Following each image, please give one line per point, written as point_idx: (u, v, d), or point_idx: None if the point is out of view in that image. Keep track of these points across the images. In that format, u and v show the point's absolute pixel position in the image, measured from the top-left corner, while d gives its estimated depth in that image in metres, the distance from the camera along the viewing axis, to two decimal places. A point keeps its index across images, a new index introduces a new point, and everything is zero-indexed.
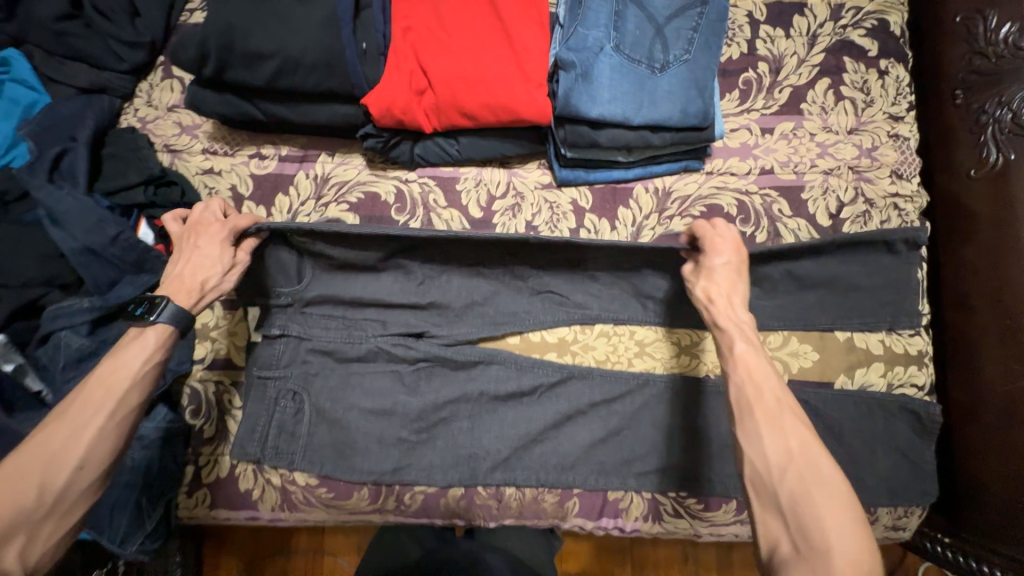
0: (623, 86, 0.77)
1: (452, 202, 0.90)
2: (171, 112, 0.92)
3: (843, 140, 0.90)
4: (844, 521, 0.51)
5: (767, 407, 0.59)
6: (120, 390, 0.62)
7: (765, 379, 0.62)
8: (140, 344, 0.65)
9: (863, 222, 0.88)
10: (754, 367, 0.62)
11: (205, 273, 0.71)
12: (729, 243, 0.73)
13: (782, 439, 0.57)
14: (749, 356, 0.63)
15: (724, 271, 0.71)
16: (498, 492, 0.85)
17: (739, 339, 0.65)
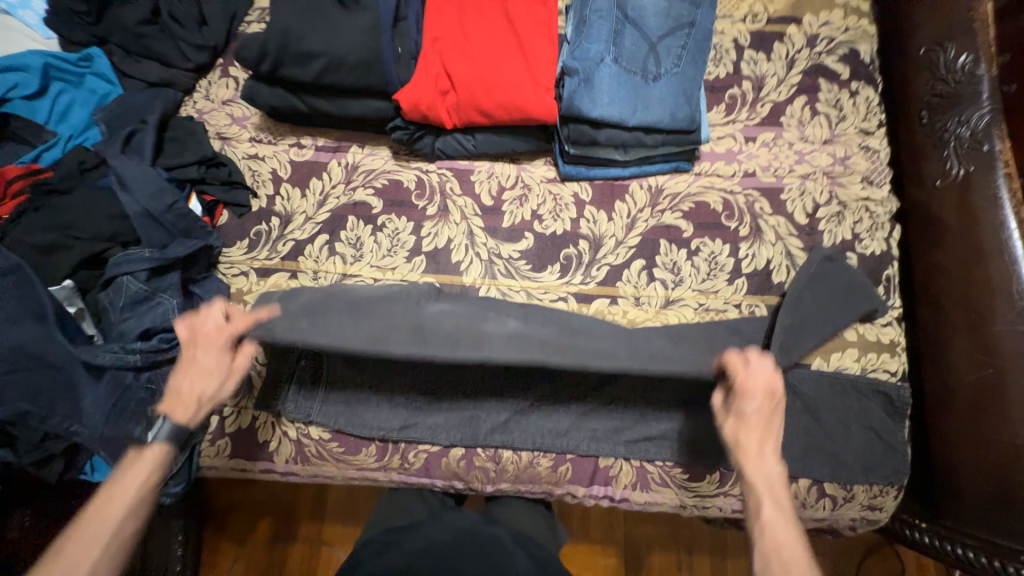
0: (620, 92, 0.89)
1: (466, 190, 1.01)
2: (224, 105, 1.05)
3: (818, 150, 1.01)
4: None
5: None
6: (121, 515, 0.70)
7: (795, 560, 0.67)
8: (142, 465, 0.74)
9: (837, 222, 0.97)
10: (777, 532, 0.70)
11: (204, 385, 0.79)
12: (763, 385, 0.77)
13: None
14: (777, 524, 0.70)
15: (757, 416, 0.76)
16: (496, 456, 0.91)
17: (768, 503, 0.72)
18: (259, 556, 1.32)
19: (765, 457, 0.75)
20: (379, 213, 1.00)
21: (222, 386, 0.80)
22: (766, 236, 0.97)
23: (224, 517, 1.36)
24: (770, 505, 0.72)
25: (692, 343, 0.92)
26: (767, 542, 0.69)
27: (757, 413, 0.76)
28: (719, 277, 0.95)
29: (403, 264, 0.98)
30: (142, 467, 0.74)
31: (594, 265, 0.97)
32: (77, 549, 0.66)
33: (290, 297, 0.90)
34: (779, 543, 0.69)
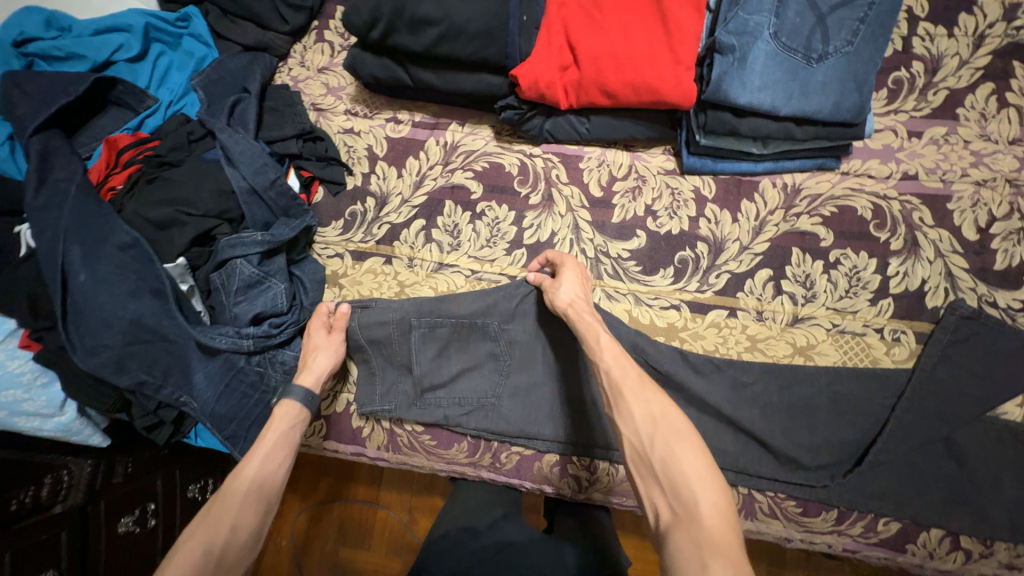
0: (775, 75, 0.76)
1: (573, 178, 0.92)
2: (320, 73, 1.00)
3: (1002, 151, 0.84)
4: (708, 476, 0.57)
5: (635, 387, 0.65)
6: (268, 458, 0.75)
7: (629, 363, 0.68)
8: (276, 420, 0.79)
9: (1016, 241, 0.82)
10: (615, 352, 0.69)
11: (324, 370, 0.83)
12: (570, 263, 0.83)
13: (646, 407, 0.63)
14: (613, 349, 0.70)
15: (574, 277, 0.81)
16: (591, 466, 0.87)
17: (601, 330, 0.72)
18: (321, 513, 1.25)
19: (588, 310, 0.77)
20: (478, 199, 0.94)
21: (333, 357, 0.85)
22: (924, 251, 0.83)
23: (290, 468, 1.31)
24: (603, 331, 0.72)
25: (821, 367, 0.83)
26: (614, 362, 0.68)
27: (568, 285, 0.79)
28: (860, 295, 0.84)
29: (502, 257, 0.92)
30: (282, 418, 0.80)
31: (713, 271, 0.88)
32: (238, 484, 0.72)
33: (369, 326, 0.87)
34: (618, 358, 0.68)
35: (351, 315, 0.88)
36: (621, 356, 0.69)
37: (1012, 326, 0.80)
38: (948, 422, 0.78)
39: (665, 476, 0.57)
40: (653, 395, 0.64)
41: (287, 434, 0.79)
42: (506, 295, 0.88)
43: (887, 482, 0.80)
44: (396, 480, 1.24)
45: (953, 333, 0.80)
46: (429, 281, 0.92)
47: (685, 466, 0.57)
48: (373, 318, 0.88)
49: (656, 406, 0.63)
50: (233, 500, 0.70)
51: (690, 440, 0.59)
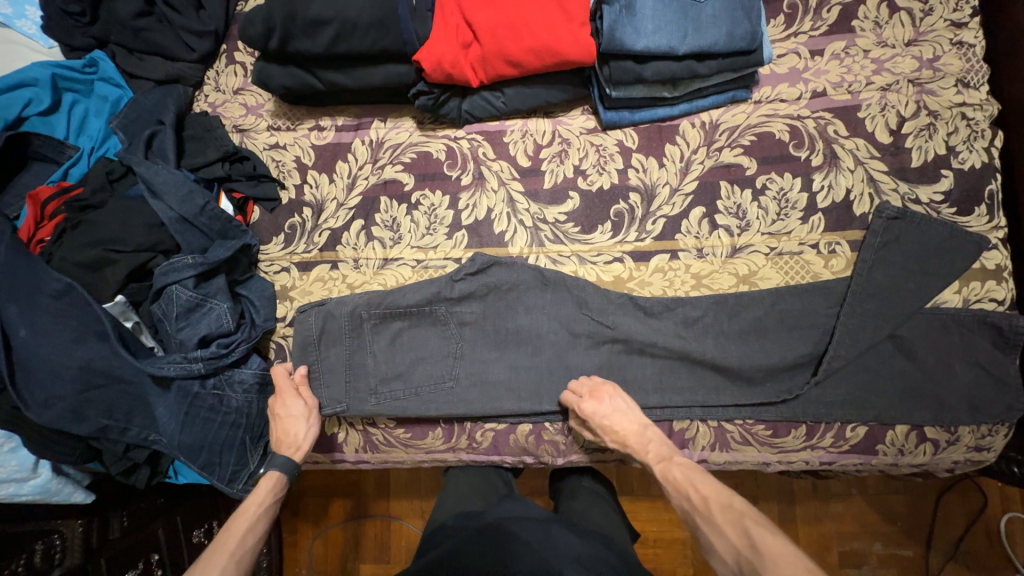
0: (666, 16, 0.79)
1: (500, 153, 0.94)
2: (237, 95, 1.00)
3: (900, 54, 0.87)
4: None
5: (707, 512, 0.70)
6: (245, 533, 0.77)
7: (697, 482, 0.74)
8: (261, 490, 0.81)
9: (928, 136, 0.84)
10: (676, 478, 0.76)
11: (296, 430, 0.84)
12: (592, 389, 0.83)
13: (726, 531, 0.68)
14: (672, 470, 0.77)
15: (614, 410, 0.81)
16: (565, 428, 0.88)
17: (656, 458, 0.79)
18: (335, 533, 1.24)
19: (644, 428, 0.81)
20: (412, 190, 0.95)
21: (310, 424, 0.85)
22: (843, 162, 0.86)
23: (292, 498, 1.27)
24: (660, 460, 0.78)
25: (765, 291, 0.85)
26: (683, 491, 0.74)
27: (621, 413, 0.81)
28: (792, 216, 0.86)
29: (444, 241, 0.93)
30: (265, 491, 0.81)
31: (649, 218, 0.89)
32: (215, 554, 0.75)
33: (325, 323, 0.89)
34: (681, 480, 0.75)
35: (309, 313, 0.89)
36: (685, 476, 0.75)
37: (939, 218, 0.83)
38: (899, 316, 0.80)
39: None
40: (726, 516, 0.69)
41: (269, 501, 0.81)
42: (447, 281, 0.88)
43: (845, 389, 0.82)
44: (406, 490, 1.23)
45: (884, 235, 0.82)
46: (378, 278, 0.93)
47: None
48: (327, 312, 0.89)
49: (735, 529, 0.67)
50: (215, 563, 0.74)
51: (773, 553, 0.62)
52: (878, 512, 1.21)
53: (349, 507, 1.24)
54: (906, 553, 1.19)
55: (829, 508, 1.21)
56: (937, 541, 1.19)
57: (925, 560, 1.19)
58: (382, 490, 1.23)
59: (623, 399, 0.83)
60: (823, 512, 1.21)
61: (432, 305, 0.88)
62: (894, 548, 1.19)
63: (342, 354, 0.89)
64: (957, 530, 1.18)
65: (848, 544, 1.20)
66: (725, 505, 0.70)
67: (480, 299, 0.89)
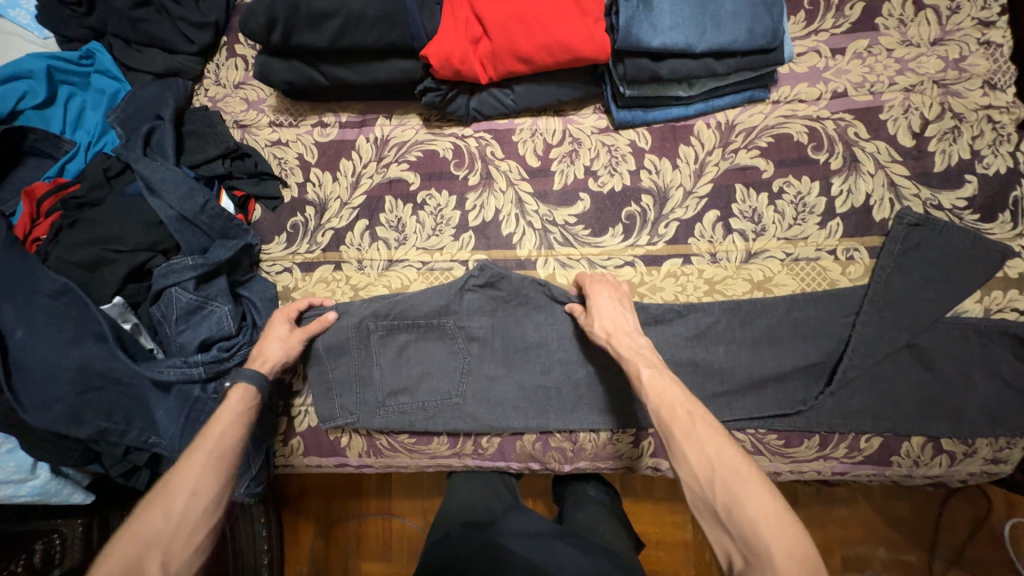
0: (684, 12, 0.76)
1: (508, 153, 0.91)
2: (238, 89, 0.97)
3: (925, 53, 0.84)
4: (776, 514, 0.56)
5: (687, 425, 0.65)
6: (223, 436, 0.71)
7: (675, 397, 0.68)
8: (232, 399, 0.75)
9: (952, 140, 0.82)
10: (659, 388, 0.69)
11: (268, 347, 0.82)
12: (607, 283, 0.83)
13: (700, 448, 0.63)
14: (658, 381, 0.70)
15: (609, 304, 0.80)
16: (573, 435, 0.87)
17: (644, 365, 0.72)
18: (336, 532, 1.22)
19: (636, 334, 0.77)
20: (418, 190, 0.92)
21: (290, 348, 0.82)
22: (864, 165, 0.83)
23: (292, 496, 1.26)
24: (647, 368, 0.71)
25: (780, 298, 0.83)
26: (662, 405, 0.67)
27: (623, 314, 0.79)
28: (809, 221, 0.84)
29: (451, 243, 0.91)
30: (237, 401, 0.75)
31: (661, 222, 0.87)
32: (191, 460, 0.68)
33: (333, 332, 0.88)
34: (663, 393, 0.68)
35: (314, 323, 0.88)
36: (669, 389, 0.69)
37: (961, 225, 0.80)
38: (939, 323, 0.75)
39: (729, 521, 0.58)
40: (706, 433, 0.64)
41: (244, 408, 0.75)
42: (456, 288, 0.87)
43: (861, 400, 0.80)
44: (408, 489, 1.21)
45: (904, 242, 0.80)
46: (383, 280, 0.91)
47: (749, 508, 0.57)
48: (335, 323, 0.88)
49: (712, 446, 0.63)
50: (193, 467, 0.68)
51: (749, 480, 0.59)
52: (882, 516, 1.20)
53: (350, 504, 1.23)
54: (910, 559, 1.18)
55: (833, 511, 1.21)
56: (943, 548, 1.18)
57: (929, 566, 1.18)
58: (384, 491, 1.22)
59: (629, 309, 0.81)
60: (827, 516, 1.20)
61: (441, 314, 0.88)
62: (898, 553, 1.18)
63: (349, 365, 0.88)
64: (963, 536, 1.17)
65: (852, 549, 1.19)
66: (708, 425, 0.65)
67: (488, 313, 0.88)
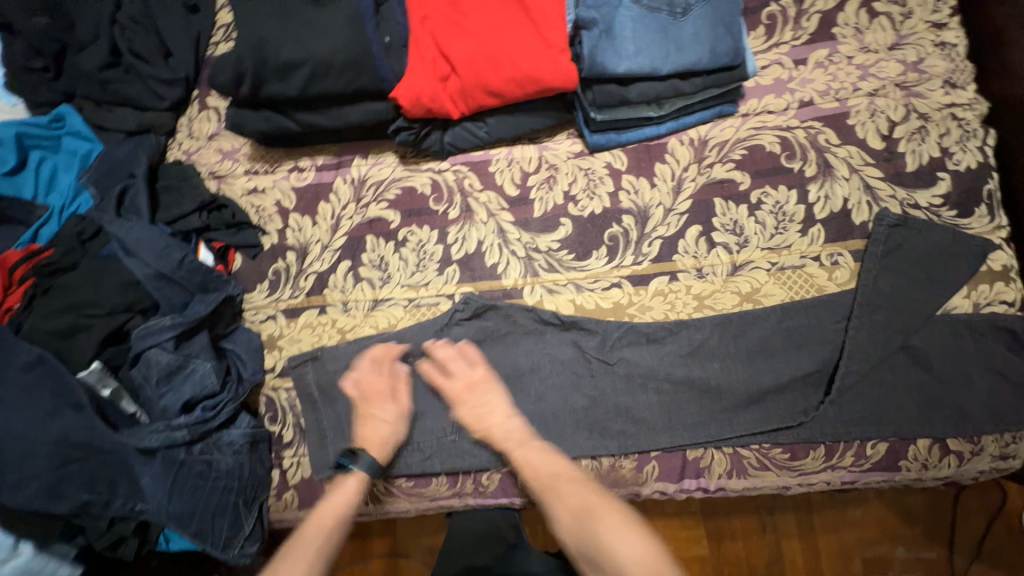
0: (647, 37, 0.77)
1: (486, 183, 0.91)
2: (211, 140, 0.97)
3: (884, 58, 0.86)
4: (631, 538, 0.69)
5: (549, 486, 0.76)
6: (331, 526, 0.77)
7: (539, 462, 0.78)
8: (348, 485, 0.80)
9: (921, 140, 0.83)
10: (529, 459, 0.78)
11: (385, 429, 0.82)
12: (466, 383, 0.82)
13: (564, 502, 0.74)
14: (529, 455, 0.78)
15: (484, 404, 0.81)
16: (574, 465, 0.84)
17: (514, 444, 0.79)
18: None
19: (511, 416, 0.81)
20: (398, 227, 0.92)
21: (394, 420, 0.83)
22: (838, 171, 0.84)
23: None
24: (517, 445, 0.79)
25: (770, 308, 0.82)
26: (530, 475, 0.77)
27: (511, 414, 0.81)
28: (790, 228, 0.84)
29: (435, 278, 0.90)
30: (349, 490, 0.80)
31: (645, 241, 0.87)
32: (300, 547, 0.74)
33: (323, 378, 0.86)
34: (531, 462, 0.78)
35: (303, 369, 0.87)
36: (540, 459, 0.78)
37: (940, 222, 0.81)
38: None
39: (595, 556, 0.70)
40: (570, 489, 0.75)
41: (356, 497, 0.80)
42: (445, 323, 0.87)
43: (863, 406, 0.79)
44: (412, 526, 1.17)
45: (885, 244, 0.80)
46: (370, 321, 0.90)
47: (603, 541, 0.70)
48: (324, 368, 0.86)
49: (576, 498, 0.74)
50: (302, 557, 0.74)
51: (608, 519, 0.71)
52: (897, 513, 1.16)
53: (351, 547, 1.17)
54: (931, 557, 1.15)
55: (847, 514, 1.17)
56: (961, 542, 1.14)
57: (950, 562, 1.14)
58: (388, 531, 1.17)
59: (506, 398, 0.82)
60: (841, 519, 1.17)
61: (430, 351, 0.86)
62: (916, 551, 1.15)
63: (341, 410, 0.86)
64: (979, 526, 1.14)
65: (870, 551, 1.15)
66: (570, 480, 0.76)
67: (477, 346, 0.86)
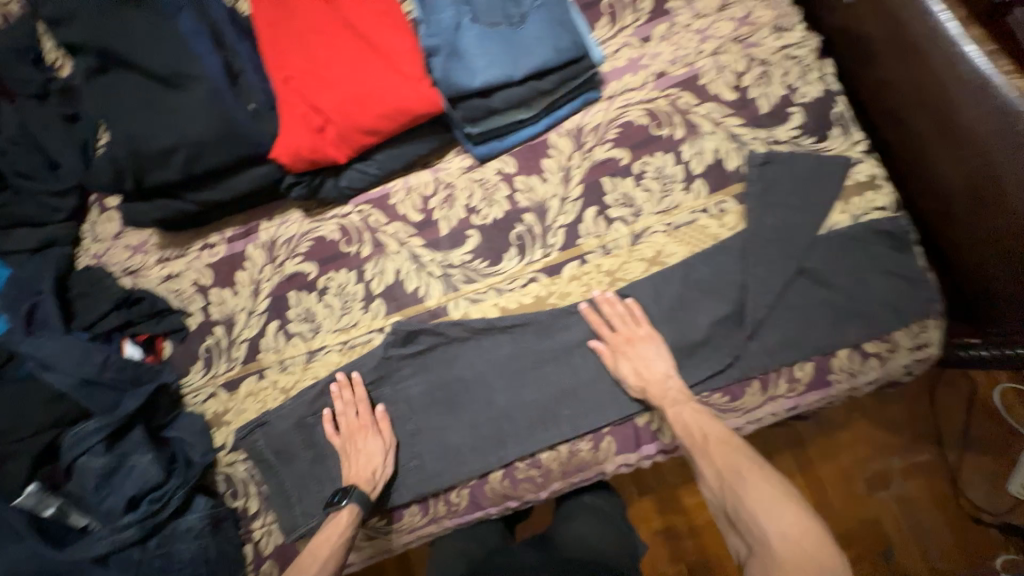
0: (493, 50, 0.83)
1: (391, 216, 0.94)
2: (118, 239, 0.98)
3: (716, 19, 0.94)
4: (783, 514, 0.64)
5: (705, 446, 0.75)
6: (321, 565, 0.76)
7: (706, 424, 0.77)
8: (342, 519, 0.79)
9: (766, 83, 0.90)
10: (686, 421, 0.77)
11: (373, 466, 0.82)
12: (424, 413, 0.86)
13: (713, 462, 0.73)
14: (683, 413, 0.78)
15: (437, 427, 0.86)
16: (536, 460, 0.86)
17: (668, 403, 0.79)
18: None
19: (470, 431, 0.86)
20: (317, 277, 0.94)
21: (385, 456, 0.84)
22: (703, 127, 0.90)
23: None
24: (672, 406, 0.79)
25: (676, 265, 0.87)
26: (690, 433, 0.76)
27: (463, 428, 0.86)
28: (675, 189, 0.89)
29: (362, 316, 0.91)
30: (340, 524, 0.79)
31: (549, 232, 0.91)
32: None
33: (271, 442, 0.86)
34: (688, 421, 0.77)
35: (251, 437, 0.85)
36: (688, 419, 0.78)
37: (802, 151, 0.88)
38: (1000, 215, 0.80)
39: (736, 517, 0.68)
40: (720, 451, 0.73)
41: (349, 531, 0.78)
42: (380, 357, 0.87)
43: (780, 333, 0.83)
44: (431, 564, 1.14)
45: (759, 181, 0.87)
46: (309, 373, 0.90)
47: (752, 512, 0.67)
48: (272, 432, 0.86)
49: (727, 460, 0.72)
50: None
51: (757, 495, 0.67)
52: (883, 424, 1.22)
53: None
54: (927, 458, 1.20)
55: (836, 438, 1.23)
56: (947, 437, 1.21)
57: (943, 459, 1.20)
58: (404, 569, 1.14)
59: (451, 412, 0.87)
60: (836, 445, 1.22)
61: (373, 387, 0.87)
62: (911, 456, 1.20)
63: (300, 468, 0.85)
64: (959, 418, 1.21)
65: (870, 468, 1.21)
66: (721, 440, 0.74)
67: (418, 371, 0.88)
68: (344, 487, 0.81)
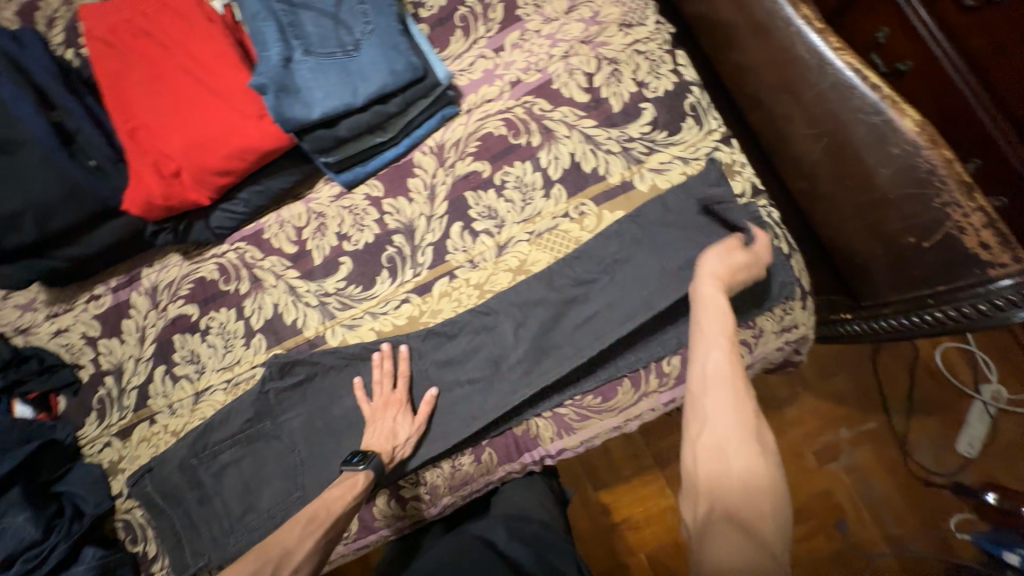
0: (329, 80, 0.84)
1: (265, 251, 0.96)
2: (8, 299, 1.01)
3: (565, 22, 0.94)
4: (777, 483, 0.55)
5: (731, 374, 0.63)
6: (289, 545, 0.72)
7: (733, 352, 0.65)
8: (354, 485, 0.78)
9: (617, 81, 0.90)
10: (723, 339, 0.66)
11: (392, 437, 0.83)
12: (382, 403, 0.85)
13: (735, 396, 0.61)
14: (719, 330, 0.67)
15: (388, 421, 0.84)
16: (421, 478, 0.87)
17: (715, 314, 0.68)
18: None
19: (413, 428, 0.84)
20: (199, 318, 0.95)
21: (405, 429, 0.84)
22: (558, 132, 0.91)
23: None
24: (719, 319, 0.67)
25: (539, 273, 0.87)
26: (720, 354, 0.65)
27: (395, 419, 0.84)
28: (536, 196, 0.90)
29: (245, 352, 0.93)
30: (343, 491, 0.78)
31: (418, 252, 0.92)
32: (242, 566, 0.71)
33: (159, 486, 0.87)
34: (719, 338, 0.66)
35: (141, 482, 0.88)
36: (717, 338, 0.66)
37: (655, 147, 0.88)
38: (862, 188, 0.79)
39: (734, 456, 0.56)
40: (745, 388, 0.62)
41: (357, 498, 0.77)
42: (259, 391, 0.88)
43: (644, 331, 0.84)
44: None
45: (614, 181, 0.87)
46: (196, 414, 0.91)
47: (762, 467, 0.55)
48: (159, 477, 0.87)
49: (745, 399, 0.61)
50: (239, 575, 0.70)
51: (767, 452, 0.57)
52: (828, 397, 1.23)
53: None
54: (874, 425, 1.21)
55: (784, 415, 1.23)
56: (891, 402, 1.22)
57: (891, 425, 1.20)
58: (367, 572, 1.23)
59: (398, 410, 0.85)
60: (782, 422, 1.23)
61: (256, 422, 0.88)
62: (856, 425, 1.21)
63: (189, 508, 0.87)
64: (903, 382, 1.22)
65: (816, 442, 1.21)
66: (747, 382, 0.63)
67: (300, 402, 0.89)
68: (365, 453, 0.81)
